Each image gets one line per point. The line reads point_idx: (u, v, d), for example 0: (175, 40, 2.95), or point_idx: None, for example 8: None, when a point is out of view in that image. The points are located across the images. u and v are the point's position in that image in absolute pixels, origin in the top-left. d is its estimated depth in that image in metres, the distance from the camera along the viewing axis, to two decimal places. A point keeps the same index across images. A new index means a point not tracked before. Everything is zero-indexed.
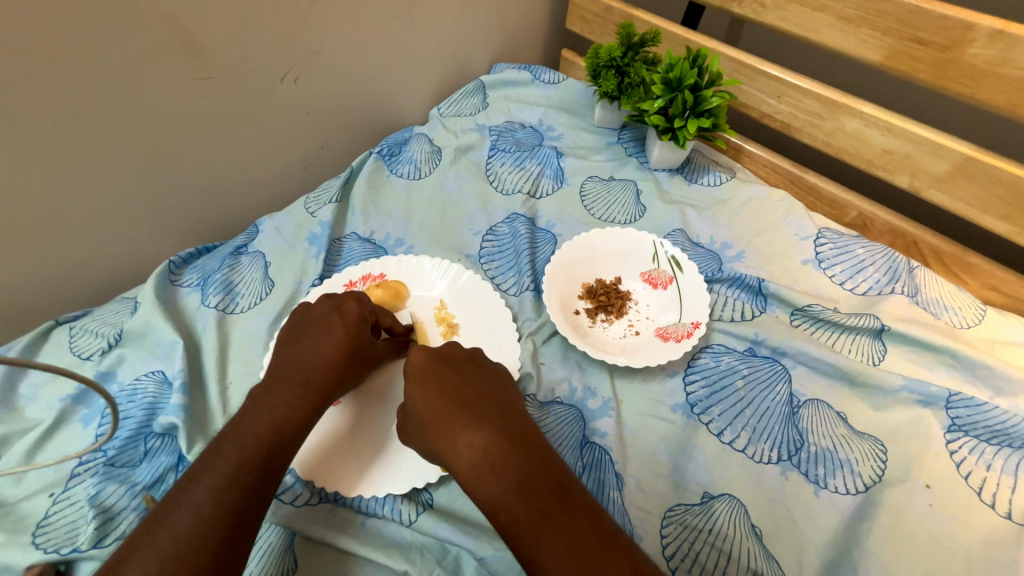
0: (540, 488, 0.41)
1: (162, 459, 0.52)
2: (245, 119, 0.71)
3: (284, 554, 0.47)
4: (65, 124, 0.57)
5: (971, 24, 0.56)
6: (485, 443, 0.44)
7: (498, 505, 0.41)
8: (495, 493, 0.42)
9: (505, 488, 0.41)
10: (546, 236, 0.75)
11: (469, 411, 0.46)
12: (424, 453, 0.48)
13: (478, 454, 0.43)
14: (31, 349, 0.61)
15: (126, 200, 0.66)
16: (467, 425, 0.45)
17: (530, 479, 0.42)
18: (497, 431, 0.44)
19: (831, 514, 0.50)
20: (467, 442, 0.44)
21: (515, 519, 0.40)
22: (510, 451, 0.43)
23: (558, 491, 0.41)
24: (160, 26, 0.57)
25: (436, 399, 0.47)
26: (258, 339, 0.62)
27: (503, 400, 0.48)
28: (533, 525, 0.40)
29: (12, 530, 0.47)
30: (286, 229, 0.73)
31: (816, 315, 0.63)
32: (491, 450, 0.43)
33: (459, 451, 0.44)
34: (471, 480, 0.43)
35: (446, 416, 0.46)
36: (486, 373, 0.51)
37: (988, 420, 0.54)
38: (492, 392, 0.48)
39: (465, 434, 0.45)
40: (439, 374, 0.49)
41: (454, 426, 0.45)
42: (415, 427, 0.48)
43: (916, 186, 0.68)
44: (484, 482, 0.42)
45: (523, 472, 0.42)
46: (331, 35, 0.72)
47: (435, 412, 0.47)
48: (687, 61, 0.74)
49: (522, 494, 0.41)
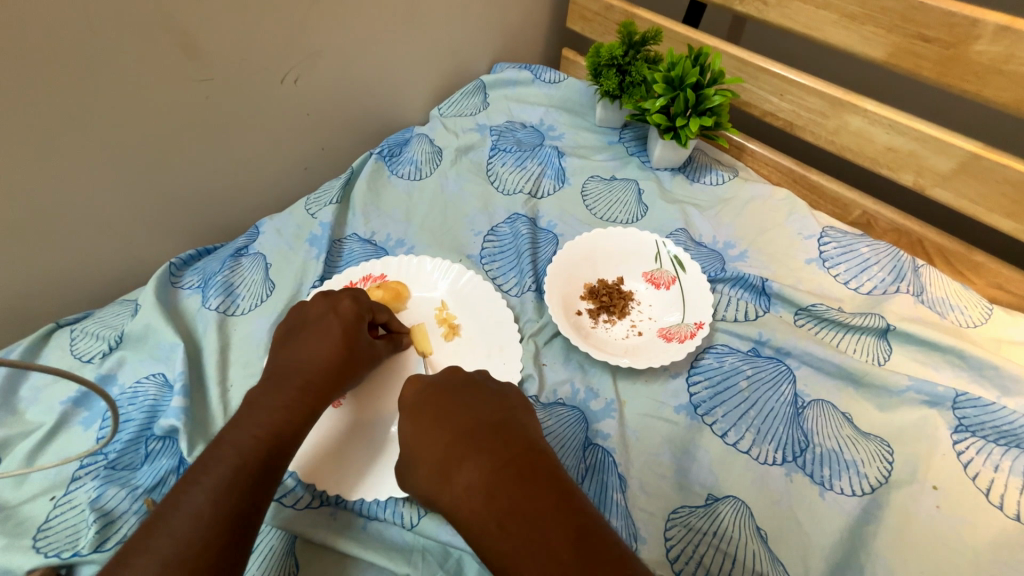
0: (552, 540, 0.37)
1: (163, 462, 0.52)
2: (245, 119, 0.71)
3: (285, 558, 0.46)
4: (65, 126, 0.56)
5: (976, 21, 0.56)
6: (486, 489, 0.41)
7: (507, 564, 0.37)
8: (502, 550, 0.38)
9: (509, 541, 0.37)
10: (547, 237, 0.74)
11: (467, 450, 0.43)
12: (424, 498, 0.45)
13: (479, 501, 0.40)
14: (31, 352, 0.61)
15: (126, 202, 0.66)
16: (465, 467, 0.42)
17: (540, 529, 0.37)
18: (498, 472, 0.41)
19: (837, 516, 0.50)
20: (466, 488, 0.41)
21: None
22: (515, 498, 0.39)
23: (576, 540, 0.37)
24: (160, 28, 0.57)
25: (437, 442, 0.45)
26: (258, 341, 0.61)
27: (506, 431, 0.45)
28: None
29: (13, 534, 0.47)
30: (286, 230, 0.73)
31: (820, 315, 0.63)
32: (493, 498, 0.40)
33: (459, 498, 0.41)
34: (475, 533, 0.40)
35: (444, 457, 0.44)
36: (486, 401, 0.48)
37: (996, 421, 0.54)
38: (494, 424, 0.45)
39: (464, 479, 0.42)
40: (438, 413, 0.47)
41: (452, 471, 0.43)
42: (413, 470, 0.46)
43: (920, 184, 0.67)
44: (490, 537, 0.39)
45: (531, 522, 0.38)
46: (330, 35, 0.71)
47: (433, 454, 0.45)
48: (688, 60, 0.73)
49: (531, 549, 0.37)
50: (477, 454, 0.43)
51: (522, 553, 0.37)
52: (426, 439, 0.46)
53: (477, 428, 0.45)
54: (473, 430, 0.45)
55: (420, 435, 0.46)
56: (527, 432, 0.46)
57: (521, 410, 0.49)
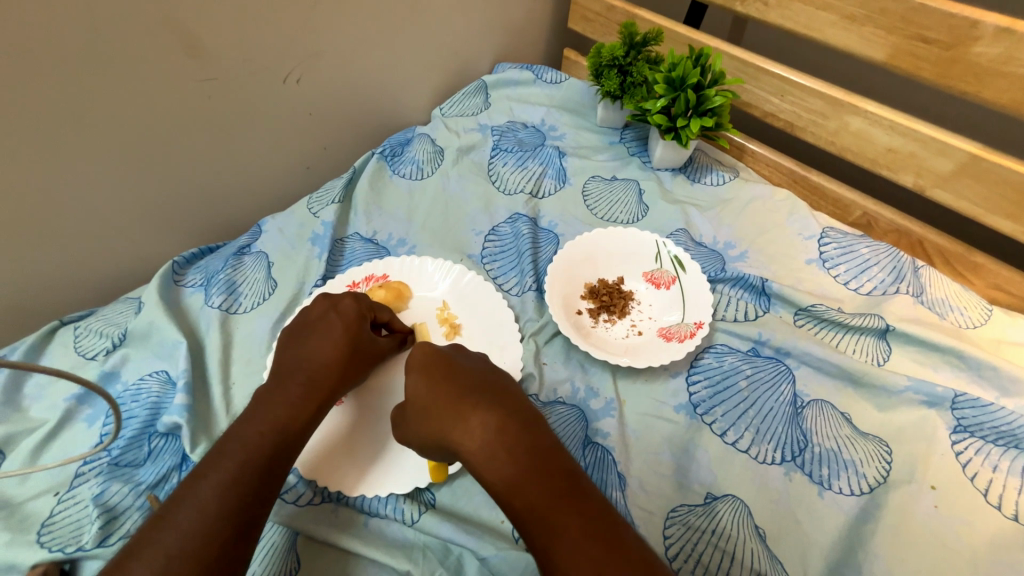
0: (551, 472, 0.40)
1: (166, 459, 0.52)
2: (248, 119, 0.71)
3: (287, 554, 0.47)
4: (68, 124, 0.57)
5: (976, 22, 0.56)
6: (496, 425, 0.42)
7: (512, 492, 0.40)
8: (509, 477, 0.40)
9: (518, 471, 0.40)
10: (548, 237, 0.75)
11: (479, 397, 0.45)
12: (427, 441, 0.46)
13: (490, 437, 0.42)
14: (36, 349, 0.61)
15: (129, 201, 0.67)
16: (476, 408, 0.44)
17: (542, 464, 0.40)
18: (508, 415, 0.43)
19: (835, 515, 0.50)
20: (479, 425, 0.43)
21: (530, 504, 0.39)
22: (524, 438, 0.42)
23: (569, 477, 0.40)
24: (164, 28, 0.58)
25: (444, 384, 0.46)
26: (261, 339, 0.62)
27: (511, 387, 0.47)
28: (547, 511, 0.38)
29: (17, 529, 0.47)
30: (289, 229, 0.73)
31: (820, 315, 0.63)
32: (505, 435, 0.42)
33: (471, 435, 0.43)
34: (483, 464, 0.41)
35: (455, 401, 0.44)
36: (489, 363, 0.50)
37: (994, 421, 0.54)
38: (498, 380, 0.47)
39: (477, 418, 0.43)
40: (445, 362, 0.48)
41: (464, 409, 0.44)
42: (418, 415, 0.46)
43: (920, 185, 0.67)
44: (496, 467, 0.41)
45: (538, 457, 0.41)
46: (333, 36, 0.72)
47: (443, 396, 0.45)
48: (690, 60, 0.73)
49: (538, 478, 0.40)
50: (489, 399, 0.44)
51: (528, 481, 0.39)
52: (436, 385, 0.46)
53: (487, 381, 0.47)
54: (484, 381, 0.46)
55: (429, 379, 0.46)
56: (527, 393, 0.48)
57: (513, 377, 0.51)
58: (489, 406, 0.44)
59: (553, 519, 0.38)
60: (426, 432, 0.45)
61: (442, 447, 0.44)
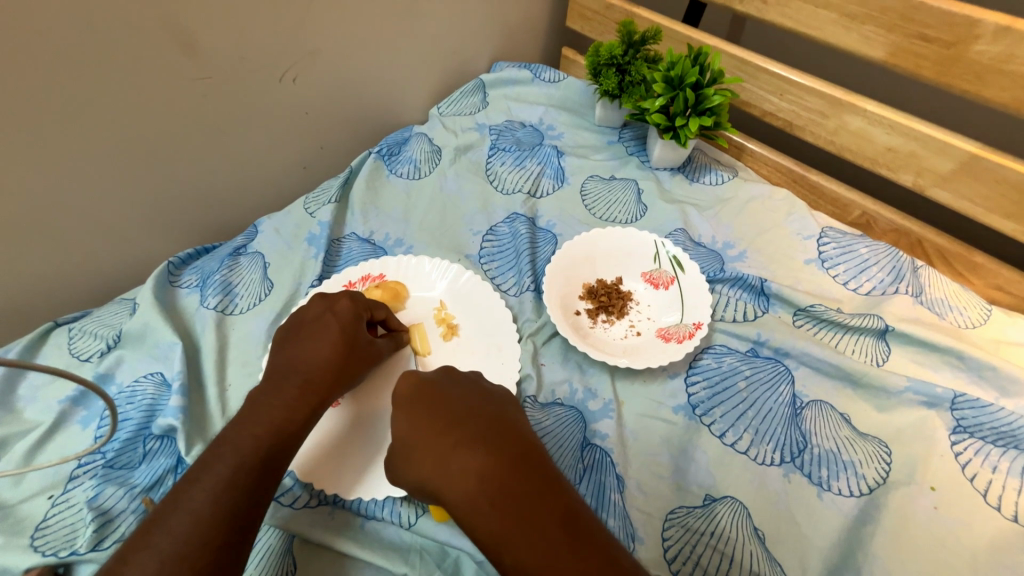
0: (543, 522, 0.39)
1: (161, 461, 0.52)
2: (243, 118, 0.71)
3: (283, 556, 0.46)
4: (61, 123, 0.56)
5: (977, 21, 0.55)
6: (480, 471, 0.41)
7: (500, 548, 0.38)
8: (496, 533, 0.39)
9: (504, 525, 0.39)
10: (546, 237, 0.74)
11: (461, 439, 0.43)
12: (414, 488, 0.44)
13: (474, 485, 0.40)
14: (30, 350, 0.61)
15: (124, 200, 0.66)
16: (457, 453, 0.42)
17: (531, 512, 0.39)
18: (493, 459, 0.41)
19: (834, 517, 0.50)
20: (460, 472, 0.41)
21: (520, 565, 0.37)
22: (509, 484, 0.40)
23: (565, 524, 0.39)
24: (159, 26, 0.57)
25: (425, 427, 0.44)
26: (257, 341, 0.61)
27: (496, 420, 0.45)
28: (539, 571, 0.37)
29: (11, 532, 0.47)
30: (285, 229, 0.73)
31: (819, 315, 0.63)
32: (489, 483, 0.40)
33: (453, 483, 0.41)
34: (467, 517, 0.40)
35: (437, 445, 0.43)
36: (476, 391, 0.48)
37: (994, 422, 0.54)
38: (486, 413, 0.46)
39: (459, 464, 0.41)
40: (427, 400, 0.46)
41: (445, 455, 0.42)
42: (400, 459, 0.45)
43: (920, 185, 0.67)
44: (482, 520, 0.39)
45: (526, 508, 0.39)
46: (329, 34, 0.71)
47: (424, 440, 0.44)
48: (688, 59, 0.73)
49: (526, 534, 0.38)
50: (471, 440, 0.43)
51: (517, 537, 0.38)
52: (418, 428, 0.45)
53: (470, 417, 0.45)
54: (467, 418, 0.45)
55: (410, 422, 0.45)
56: (516, 423, 0.46)
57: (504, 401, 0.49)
58: (473, 449, 0.42)
59: (546, 575, 0.37)
60: (412, 479, 0.44)
61: (426, 493, 0.43)
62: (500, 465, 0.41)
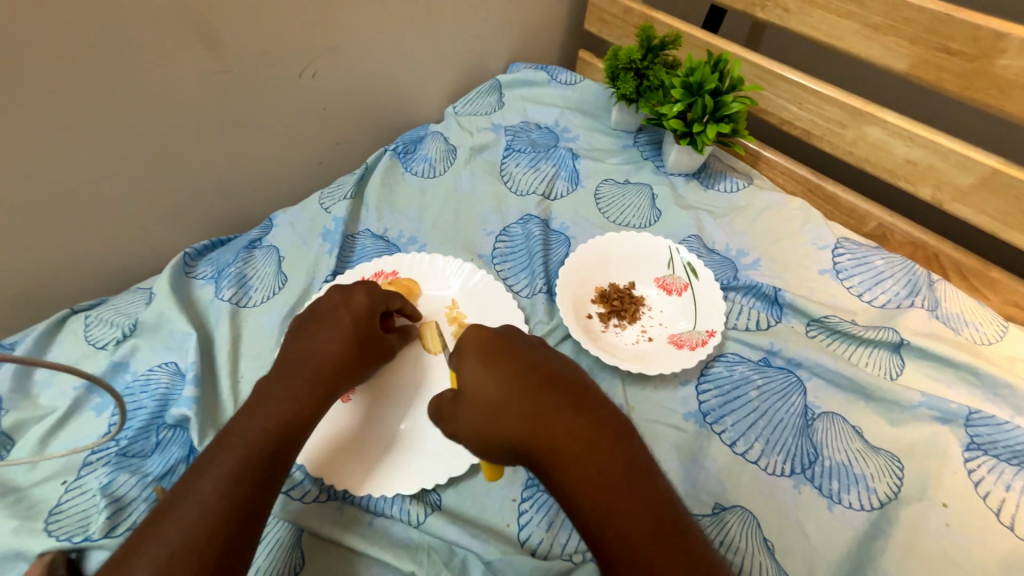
0: (645, 493, 0.39)
1: (174, 451, 0.52)
2: (262, 112, 0.71)
3: (292, 550, 0.47)
4: (83, 113, 0.57)
5: (1002, 35, 0.55)
6: (586, 435, 0.40)
7: (603, 514, 0.38)
8: (601, 499, 0.38)
9: (614, 491, 0.38)
10: (559, 239, 0.74)
11: (560, 399, 0.42)
12: (490, 442, 0.42)
13: (580, 449, 0.39)
14: (46, 336, 0.61)
15: (142, 191, 0.67)
16: (561, 415, 0.41)
17: (631, 482, 0.39)
18: (595, 424, 0.41)
19: (844, 530, 0.49)
20: (567, 434, 0.40)
21: (625, 536, 0.37)
22: (613, 453, 0.40)
23: (661, 499, 0.39)
24: (182, 19, 0.58)
25: (518, 384, 0.43)
26: (270, 334, 0.62)
27: (585, 386, 0.44)
28: (645, 544, 0.37)
29: (25, 517, 0.47)
30: (300, 224, 0.73)
31: (833, 326, 0.63)
32: (595, 450, 0.39)
33: (557, 444, 0.40)
34: (573, 478, 0.39)
35: (533, 404, 0.41)
36: (554, 354, 0.47)
37: (1008, 440, 0.53)
38: (573, 377, 0.45)
39: (564, 426, 0.40)
40: (508, 357, 0.45)
41: (548, 415, 0.41)
42: (483, 410, 0.42)
43: (939, 199, 0.67)
44: (589, 483, 0.38)
45: (627, 477, 0.39)
46: (350, 32, 0.72)
47: (514, 396, 0.42)
48: (708, 65, 0.73)
49: (633, 503, 0.38)
50: (573, 406, 0.42)
51: (623, 505, 0.38)
52: (506, 383, 0.43)
53: (562, 379, 0.44)
54: (561, 381, 0.44)
55: (494, 377, 0.43)
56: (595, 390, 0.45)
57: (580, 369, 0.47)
58: (576, 412, 0.41)
59: (651, 546, 0.37)
60: (495, 433, 0.42)
61: (514, 448, 0.41)
62: (601, 433, 0.40)
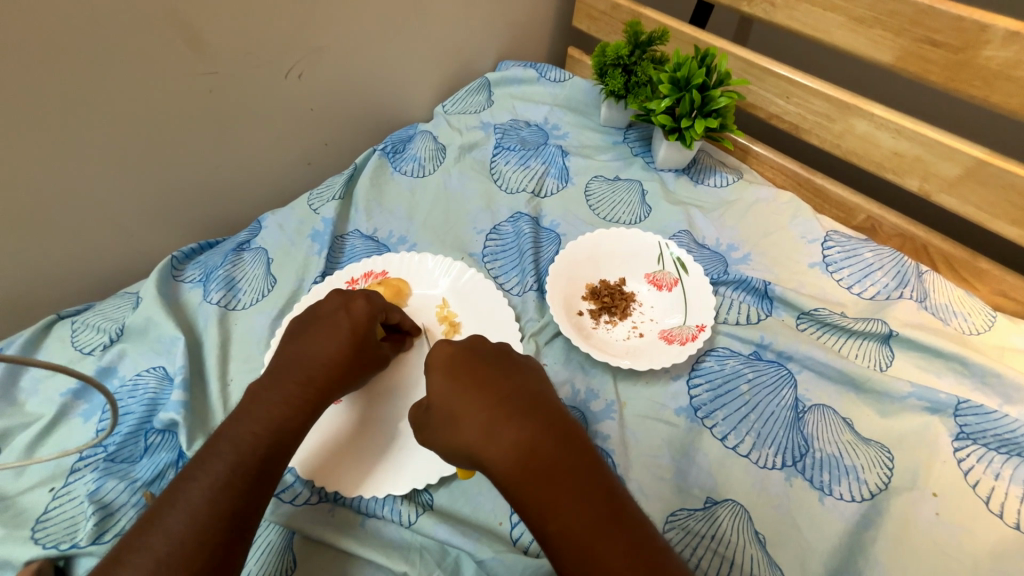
0: (591, 495, 0.38)
1: (163, 456, 0.52)
2: (249, 113, 0.71)
3: (284, 553, 0.46)
4: (66, 117, 0.56)
5: (986, 26, 0.55)
6: (534, 440, 0.40)
7: (546, 515, 0.38)
8: (543, 498, 0.38)
9: (556, 494, 0.38)
10: (549, 236, 0.74)
11: (512, 406, 0.42)
12: (450, 452, 0.44)
13: (525, 454, 0.40)
14: (32, 343, 0.61)
15: (128, 195, 0.66)
16: (511, 423, 0.41)
17: (578, 484, 0.39)
18: (544, 430, 0.41)
19: (834, 522, 0.49)
20: (512, 442, 0.40)
21: (567, 532, 0.37)
22: (557, 454, 0.40)
23: (609, 500, 0.39)
24: (164, 21, 0.57)
25: (472, 394, 0.43)
26: (259, 338, 0.61)
27: (543, 393, 0.45)
28: (585, 538, 0.37)
29: (12, 525, 0.47)
30: (288, 225, 0.73)
31: (822, 319, 0.63)
32: (540, 452, 0.40)
33: (504, 452, 0.40)
34: (516, 483, 0.39)
35: (487, 413, 0.42)
36: (517, 364, 0.47)
37: (996, 429, 0.53)
38: (532, 386, 0.45)
39: (511, 433, 0.40)
40: (468, 367, 0.45)
41: (498, 423, 0.41)
42: (443, 423, 0.44)
43: (926, 190, 0.67)
44: (533, 489, 0.39)
45: (575, 480, 0.39)
46: (335, 31, 0.71)
47: (471, 407, 0.42)
48: (695, 61, 0.73)
49: (575, 504, 0.38)
50: (521, 411, 0.42)
51: (565, 504, 0.38)
52: (463, 393, 0.43)
53: (518, 388, 0.44)
54: (516, 388, 0.44)
55: (450, 390, 0.44)
56: (552, 397, 0.45)
57: (549, 381, 0.48)
58: (526, 419, 0.41)
59: (590, 546, 0.36)
60: (452, 443, 0.43)
61: (468, 455, 0.42)
62: (550, 437, 0.40)
